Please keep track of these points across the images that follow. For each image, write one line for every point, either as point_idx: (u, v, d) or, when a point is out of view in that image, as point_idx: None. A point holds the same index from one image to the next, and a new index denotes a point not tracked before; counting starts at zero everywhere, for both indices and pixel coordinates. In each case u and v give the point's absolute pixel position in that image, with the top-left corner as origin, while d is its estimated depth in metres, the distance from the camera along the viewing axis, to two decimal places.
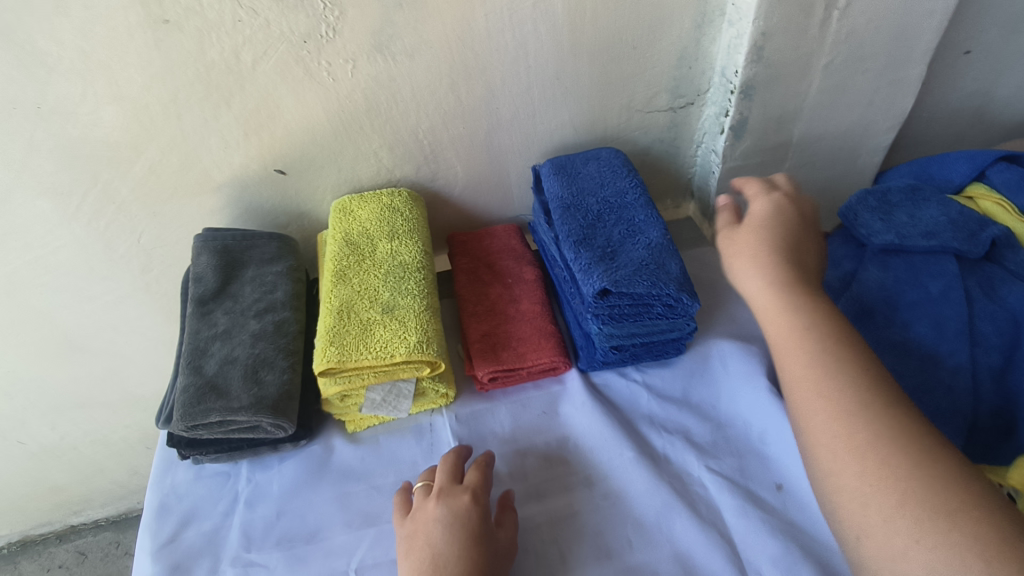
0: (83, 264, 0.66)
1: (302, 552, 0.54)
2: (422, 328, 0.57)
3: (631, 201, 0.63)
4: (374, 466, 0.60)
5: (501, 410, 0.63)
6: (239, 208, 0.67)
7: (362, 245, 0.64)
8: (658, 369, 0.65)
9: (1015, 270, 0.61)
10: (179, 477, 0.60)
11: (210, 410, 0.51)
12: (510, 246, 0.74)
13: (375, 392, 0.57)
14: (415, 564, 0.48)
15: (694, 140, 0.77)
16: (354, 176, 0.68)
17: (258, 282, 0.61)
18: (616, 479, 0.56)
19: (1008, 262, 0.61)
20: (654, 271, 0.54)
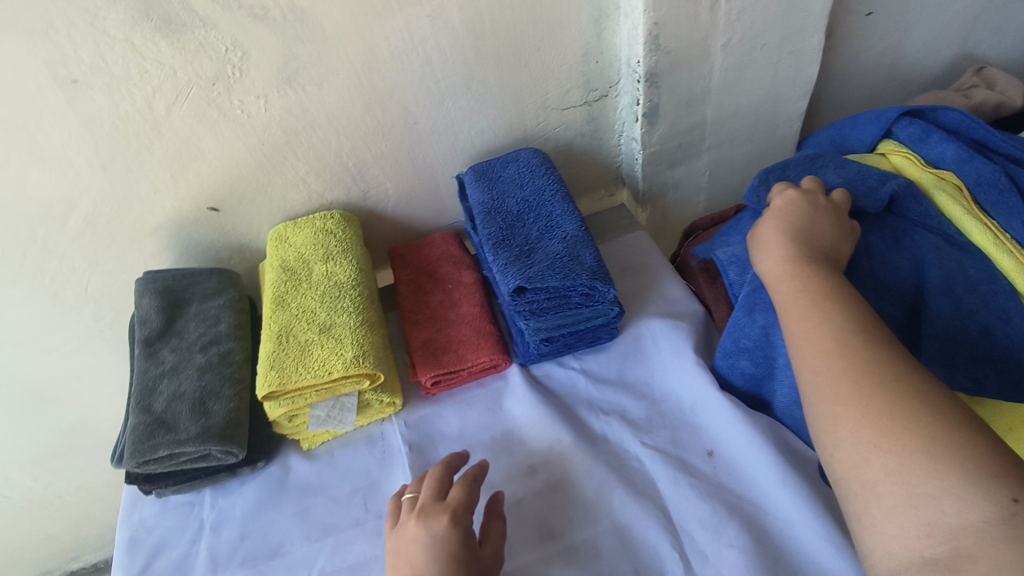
0: (36, 318, 0.68)
1: (266, 568, 0.57)
2: (358, 343, 0.60)
3: (549, 197, 0.66)
4: (331, 478, 0.63)
5: (448, 411, 0.66)
6: (179, 248, 0.69)
7: (298, 270, 0.66)
8: (595, 354, 0.69)
9: (917, 220, 0.64)
10: (147, 511, 0.63)
11: (160, 445, 0.54)
12: (449, 252, 0.76)
13: (319, 409, 0.60)
14: None
15: (615, 130, 0.79)
16: (287, 204, 0.70)
17: (201, 317, 0.64)
18: (559, 463, 0.60)
19: (910, 212, 0.64)
20: (567, 265, 0.57)
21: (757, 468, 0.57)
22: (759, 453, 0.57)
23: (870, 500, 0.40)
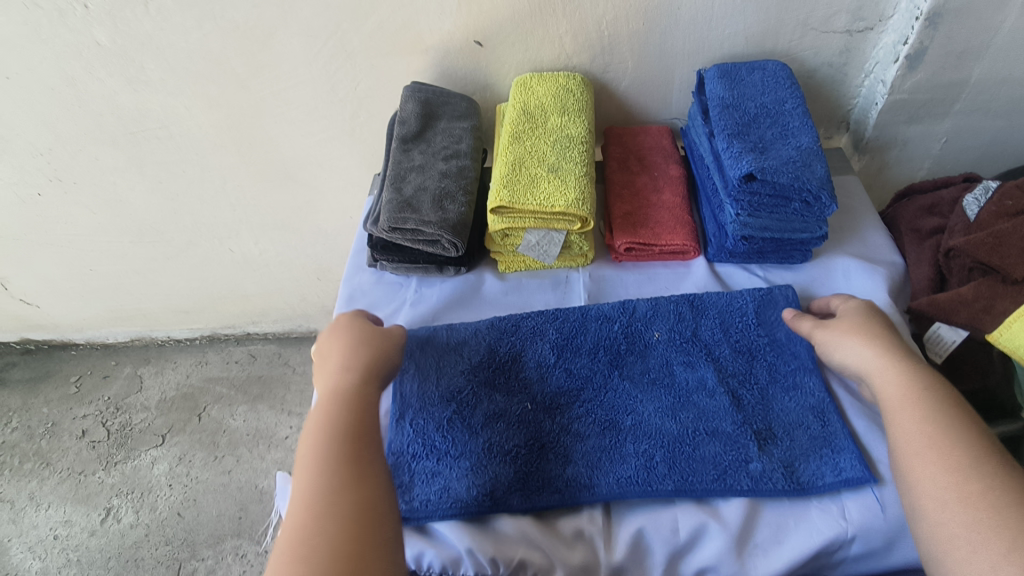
0: (312, 101, 0.81)
1: (471, 302, 0.71)
2: (580, 188, 0.66)
3: (788, 109, 0.67)
4: (515, 299, 0.71)
5: (629, 279, 0.72)
6: (438, 71, 0.78)
7: (536, 115, 0.73)
8: (782, 271, 0.70)
9: (634, 373, 0.59)
10: (364, 280, 0.75)
11: (407, 219, 0.65)
12: (661, 144, 0.79)
13: (531, 237, 0.69)
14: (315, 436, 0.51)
15: (864, 69, 0.77)
16: (538, 58, 0.77)
17: (448, 134, 0.73)
18: (722, 279, 0.70)
19: (702, 335, 0.61)
20: (800, 168, 0.60)
21: None
22: None
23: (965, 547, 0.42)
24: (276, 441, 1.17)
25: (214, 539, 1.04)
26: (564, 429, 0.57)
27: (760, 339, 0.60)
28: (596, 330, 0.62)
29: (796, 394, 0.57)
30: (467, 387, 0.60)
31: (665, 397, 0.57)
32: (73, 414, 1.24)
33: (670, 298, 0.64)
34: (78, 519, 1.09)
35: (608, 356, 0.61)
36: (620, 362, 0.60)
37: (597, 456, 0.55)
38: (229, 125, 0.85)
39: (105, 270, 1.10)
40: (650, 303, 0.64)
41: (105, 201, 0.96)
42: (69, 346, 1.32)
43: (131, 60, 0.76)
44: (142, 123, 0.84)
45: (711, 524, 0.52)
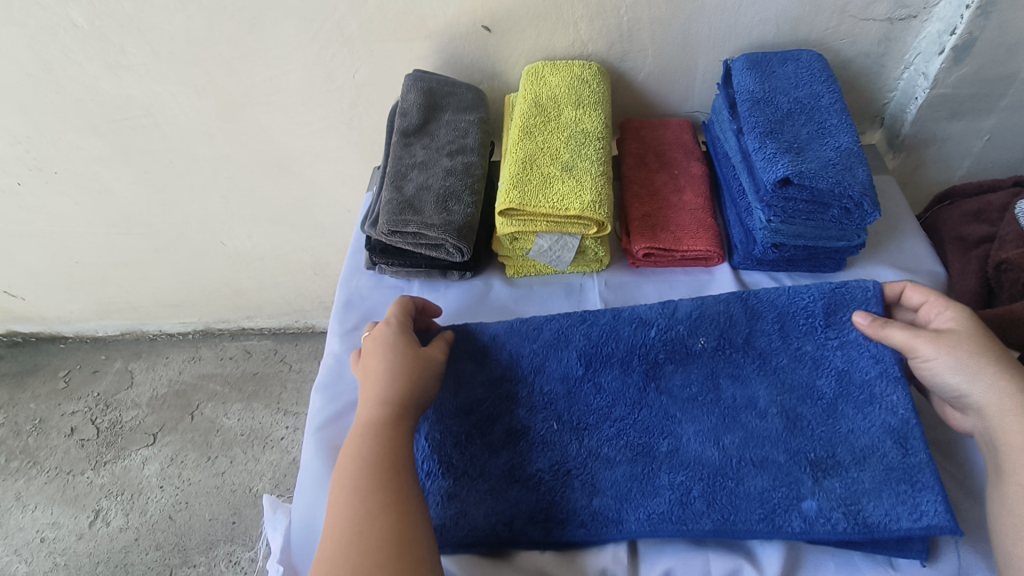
0: (306, 89, 0.76)
1: (475, 309, 0.66)
2: (597, 188, 0.61)
3: (825, 104, 0.62)
4: (524, 307, 0.66)
5: (648, 286, 0.67)
6: (442, 58, 0.72)
7: (549, 107, 0.67)
8: (813, 280, 0.65)
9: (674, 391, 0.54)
10: (363, 283, 0.70)
11: (408, 221, 0.60)
12: (682, 140, 0.74)
13: (543, 241, 0.64)
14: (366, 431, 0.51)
15: (904, 60, 0.71)
16: (550, 44, 0.71)
17: (452, 127, 0.67)
18: (755, 288, 0.65)
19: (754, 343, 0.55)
20: (841, 172, 0.55)
21: None
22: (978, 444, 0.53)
23: None
24: (271, 442, 1.13)
25: (207, 544, 1.01)
26: (595, 454, 0.52)
27: (812, 348, 0.54)
28: (636, 336, 0.56)
29: (871, 412, 0.51)
30: (486, 400, 0.56)
31: (707, 418, 0.53)
32: (61, 410, 1.20)
33: (714, 299, 0.58)
34: (66, 521, 1.05)
35: (646, 368, 0.55)
36: (662, 376, 0.55)
37: (627, 488, 0.51)
38: (218, 114, 0.79)
39: (91, 263, 1.05)
40: (695, 304, 0.58)
41: (88, 192, 0.90)
42: (57, 339, 1.28)
43: (111, 43, 0.70)
44: (124, 110, 0.78)
45: (745, 568, 0.49)
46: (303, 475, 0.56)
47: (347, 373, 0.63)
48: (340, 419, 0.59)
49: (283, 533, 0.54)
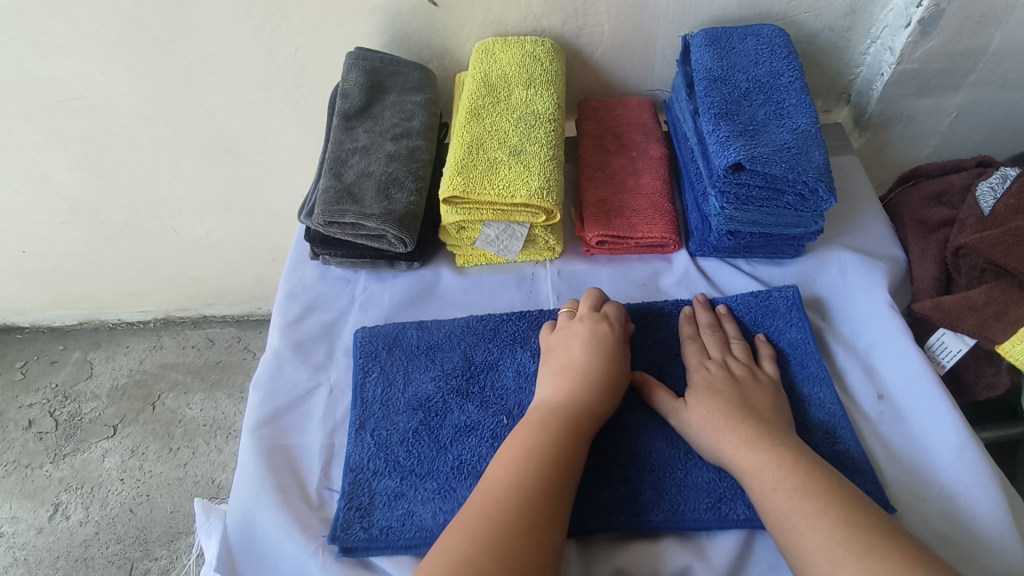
0: (246, 68, 0.72)
1: (423, 302, 0.64)
2: (545, 174, 0.58)
3: (785, 83, 0.59)
4: (475, 298, 0.64)
5: (602, 274, 0.64)
6: (388, 34, 0.69)
7: (498, 88, 0.64)
8: (771, 266, 0.64)
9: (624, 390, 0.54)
10: (307, 274, 0.67)
11: (346, 211, 0.57)
12: (641, 120, 0.71)
13: (490, 229, 0.61)
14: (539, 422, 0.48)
15: (869, 34, 0.68)
16: (501, 19, 0.67)
17: (397, 109, 0.64)
18: (713, 276, 0.63)
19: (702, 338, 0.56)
20: (796, 156, 0.52)
21: (933, 429, 0.51)
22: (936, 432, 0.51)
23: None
24: (235, 432, 1.11)
25: (169, 536, 0.99)
26: None
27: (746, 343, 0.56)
28: None
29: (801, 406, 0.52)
30: (437, 395, 0.55)
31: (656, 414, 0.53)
32: (19, 403, 1.17)
33: (665, 305, 0.60)
34: (24, 516, 1.03)
35: None
36: None
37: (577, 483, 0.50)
38: (156, 95, 0.75)
39: (38, 252, 1.01)
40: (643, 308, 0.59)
41: (25, 178, 0.86)
42: (12, 329, 1.24)
43: (31, 20, 0.65)
44: (55, 93, 0.73)
45: (696, 565, 0.47)
46: (239, 478, 0.54)
47: (288, 369, 0.60)
48: (282, 418, 0.57)
49: (218, 538, 0.52)
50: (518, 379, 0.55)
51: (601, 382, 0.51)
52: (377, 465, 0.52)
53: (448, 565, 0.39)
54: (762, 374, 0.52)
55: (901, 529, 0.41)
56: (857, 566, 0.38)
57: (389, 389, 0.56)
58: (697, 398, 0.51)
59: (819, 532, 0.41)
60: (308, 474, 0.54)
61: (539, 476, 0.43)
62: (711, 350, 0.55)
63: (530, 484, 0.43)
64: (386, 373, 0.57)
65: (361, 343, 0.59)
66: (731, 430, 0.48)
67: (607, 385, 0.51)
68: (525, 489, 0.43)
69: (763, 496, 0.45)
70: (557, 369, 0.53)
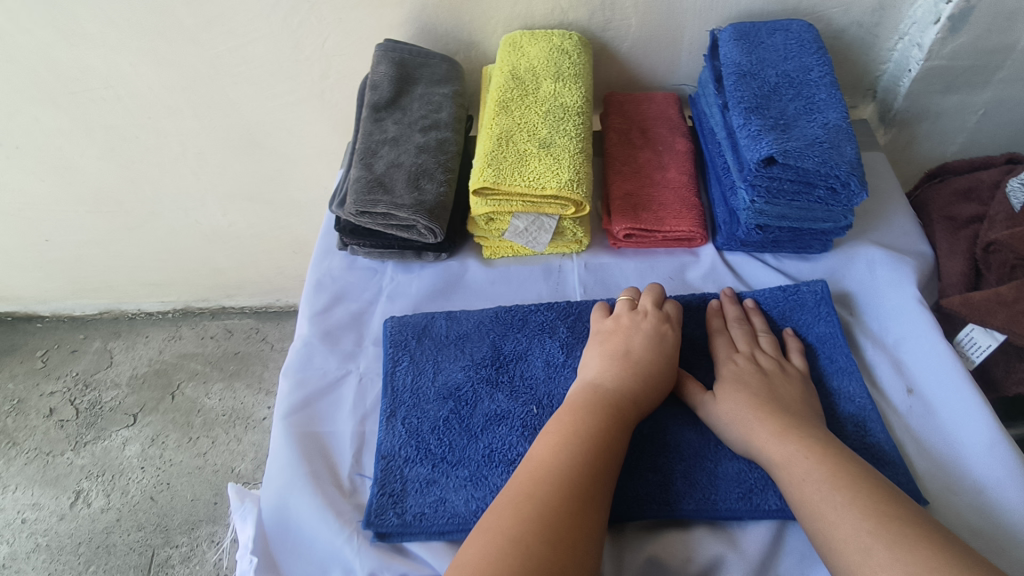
0: (274, 60, 0.72)
1: (450, 293, 0.65)
2: (575, 167, 0.58)
3: (815, 78, 0.59)
4: (502, 289, 0.64)
5: (629, 267, 0.65)
6: (415, 26, 0.69)
7: (527, 80, 0.64)
8: (798, 260, 0.64)
9: None
10: (335, 264, 0.68)
11: (377, 201, 0.57)
12: (667, 114, 0.71)
13: (519, 221, 0.61)
14: (590, 404, 0.48)
15: (898, 30, 0.68)
16: (529, 12, 0.67)
17: (426, 101, 0.64)
18: (740, 270, 0.64)
19: (730, 330, 0.56)
20: (828, 150, 0.52)
21: (963, 424, 0.51)
22: (966, 426, 0.51)
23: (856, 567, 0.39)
24: (253, 422, 1.12)
25: (189, 524, 1.00)
26: None
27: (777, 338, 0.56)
28: None
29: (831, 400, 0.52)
30: (466, 384, 0.55)
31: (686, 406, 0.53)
32: (40, 391, 1.18)
33: (694, 298, 0.60)
34: (46, 502, 1.04)
35: None
36: None
37: None
38: (183, 86, 0.75)
39: (62, 241, 1.02)
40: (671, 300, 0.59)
41: (51, 167, 0.87)
42: (33, 318, 1.25)
43: (63, 10, 0.66)
44: (83, 82, 0.74)
45: (726, 554, 0.47)
46: (272, 464, 0.54)
47: (318, 358, 0.61)
48: (313, 406, 0.58)
49: (252, 522, 0.53)
50: (547, 369, 0.56)
51: (655, 373, 0.51)
52: (409, 452, 0.52)
53: (492, 543, 0.39)
54: (790, 367, 0.53)
55: (930, 519, 0.41)
56: (888, 556, 0.39)
57: (420, 378, 0.57)
58: (724, 390, 0.51)
59: (848, 522, 0.41)
60: (340, 461, 0.55)
61: (582, 460, 0.44)
62: (739, 343, 0.55)
63: (574, 467, 0.43)
64: (417, 361, 0.57)
65: (391, 333, 0.60)
66: (762, 421, 0.48)
67: (660, 377, 0.51)
68: (568, 471, 0.43)
69: (792, 487, 0.45)
70: (609, 353, 0.53)
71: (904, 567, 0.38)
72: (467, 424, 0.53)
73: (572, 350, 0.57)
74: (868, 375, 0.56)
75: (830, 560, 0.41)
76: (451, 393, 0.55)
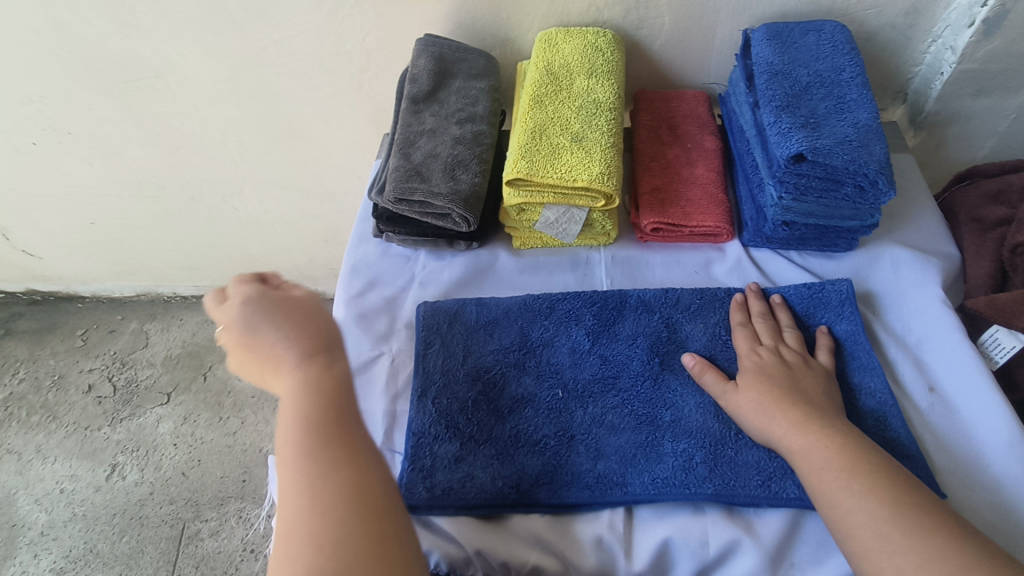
0: (316, 52, 0.75)
1: (480, 281, 0.67)
2: (606, 160, 0.60)
3: (846, 78, 0.60)
4: (531, 279, 0.66)
5: (655, 260, 0.66)
6: (453, 22, 0.71)
7: (561, 76, 0.66)
8: (823, 259, 0.65)
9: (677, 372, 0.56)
10: (370, 251, 0.70)
11: (415, 189, 0.60)
12: (697, 113, 0.72)
13: (550, 212, 0.63)
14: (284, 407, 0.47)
15: (931, 33, 0.69)
16: (564, 10, 0.69)
17: (463, 94, 0.67)
18: (765, 266, 0.65)
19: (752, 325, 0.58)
20: (857, 149, 0.53)
21: (984, 423, 0.52)
22: (988, 425, 0.52)
23: (870, 553, 0.41)
24: (281, 405, 1.16)
25: (218, 500, 1.04)
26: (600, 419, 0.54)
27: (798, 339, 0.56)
28: (644, 319, 0.59)
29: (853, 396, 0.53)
30: (494, 367, 0.57)
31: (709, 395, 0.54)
32: (79, 367, 1.23)
33: (718, 291, 0.61)
34: (84, 474, 1.09)
35: (653, 349, 0.57)
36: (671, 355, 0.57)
37: (631, 456, 0.52)
38: (228, 76, 0.79)
39: (106, 224, 1.07)
40: (695, 294, 0.61)
41: (100, 152, 0.91)
42: (74, 298, 1.30)
43: (120, 2, 0.69)
44: (134, 71, 0.78)
45: (744, 539, 0.48)
46: None
47: (352, 339, 0.64)
48: None
49: None
50: (573, 356, 0.58)
51: (303, 334, 0.51)
52: (437, 430, 0.54)
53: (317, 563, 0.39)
54: (813, 361, 0.53)
55: (948, 509, 0.42)
56: (905, 543, 0.40)
57: (450, 361, 0.59)
58: (746, 381, 0.53)
59: (865, 510, 0.42)
60: (371, 437, 0.57)
61: (308, 446, 0.44)
62: (762, 337, 0.56)
63: (343, 459, 0.44)
64: (447, 345, 0.59)
65: (423, 317, 0.62)
66: (784, 412, 0.50)
67: (317, 338, 0.51)
68: (336, 463, 0.43)
69: (810, 476, 0.46)
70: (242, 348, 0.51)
71: (919, 553, 0.39)
72: (494, 406, 0.55)
73: (598, 339, 0.59)
74: (890, 373, 0.56)
75: (846, 547, 0.42)
76: (481, 376, 0.57)
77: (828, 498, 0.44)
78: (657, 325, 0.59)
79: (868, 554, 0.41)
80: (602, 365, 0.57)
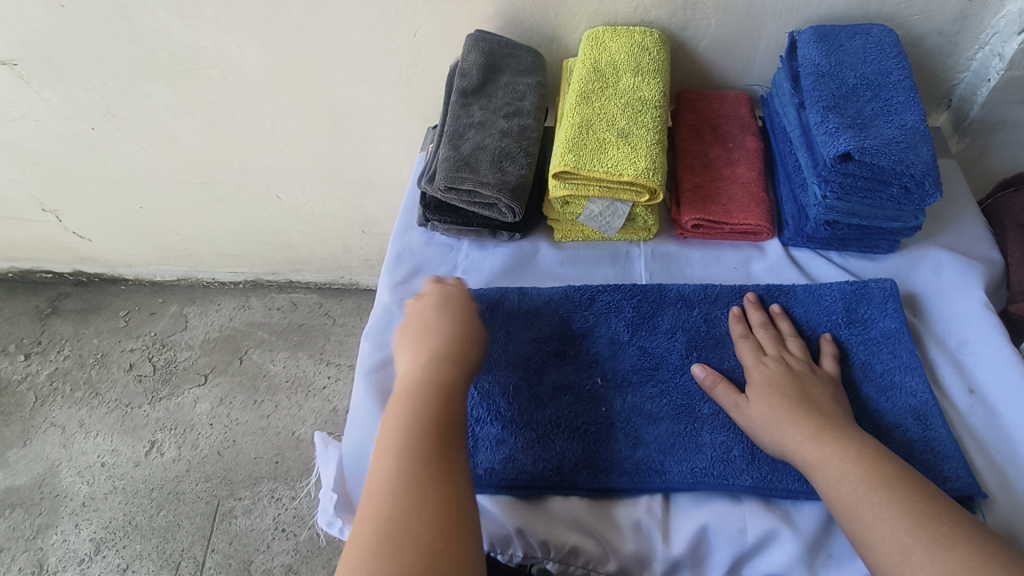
0: (367, 47, 0.77)
1: (521, 271, 0.68)
2: (651, 156, 0.61)
3: (894, 81, 0.60)
4: (571, 271, 0.68)
5: (694, 257, 0.67)
6: (502, 19, 0.73)
7: (608, 73, 0.67)
8: (864, 260, 0.65)
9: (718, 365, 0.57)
10: (414, 239, 0.73)
11: (465, 179, 0.61)
12: (739, 113, 0.73)
13: (594, 206, 0.65)
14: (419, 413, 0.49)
15: (978, 39, 0.69)
16: (612, 9, 0.71)
17: (511, 89, 0.68)
18: (807, 267, 0.65)
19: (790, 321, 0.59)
20: (905, 149, 0.54)
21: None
22: None
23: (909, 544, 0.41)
24: (313, 390, 1.18)
25: (251, 480, 1.07)
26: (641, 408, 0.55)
27: (873, 338, 0.56)
28: (684, 313, 0.60)
29: (893, 395, 0.53)
30: (536, 355, 0.59)
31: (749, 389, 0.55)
32: (121, 346, 1.27)
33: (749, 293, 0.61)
34: (124, 449, 1.13)
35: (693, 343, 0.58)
36: (711, 349, 0.58)
37: (670, 444, 0.53)
38: (282, 68, 0.81)
39: (154, 209, 1.11)
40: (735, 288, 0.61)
41: (154, 139, 0.94)
42: (118, 280, 1.35)
43: None
44: (194, 61, 0.81)
45: (782, 529, 0.49)
46: (355, 415, 0.59)
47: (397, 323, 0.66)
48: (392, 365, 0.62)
49: (335, 465, 0.57)
50: (615, 346, 0.59)
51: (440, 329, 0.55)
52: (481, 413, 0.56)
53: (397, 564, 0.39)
54: (823, 370, 0.53)
55: None
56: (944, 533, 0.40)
57: (494, 347, 0.60)
58: (759, 391, 0.52)
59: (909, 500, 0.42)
60: None
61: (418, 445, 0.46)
62: (768, 346, 0.56)
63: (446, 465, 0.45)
64: (492, 330, 0.61)
65: (467, 303, 0.63)
66: (825, 405, 0.50)
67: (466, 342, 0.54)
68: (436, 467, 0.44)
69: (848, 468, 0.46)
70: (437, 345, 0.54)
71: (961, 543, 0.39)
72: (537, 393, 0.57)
73: (640, 331, 0.60)
74: (932, 375, 0.57)
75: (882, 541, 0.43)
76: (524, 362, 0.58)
77: (864, 495, 0.44)
78: (697, 319, 0.60)
79: (909, 544, 0.41)
80: (643, 356, 0.58)
